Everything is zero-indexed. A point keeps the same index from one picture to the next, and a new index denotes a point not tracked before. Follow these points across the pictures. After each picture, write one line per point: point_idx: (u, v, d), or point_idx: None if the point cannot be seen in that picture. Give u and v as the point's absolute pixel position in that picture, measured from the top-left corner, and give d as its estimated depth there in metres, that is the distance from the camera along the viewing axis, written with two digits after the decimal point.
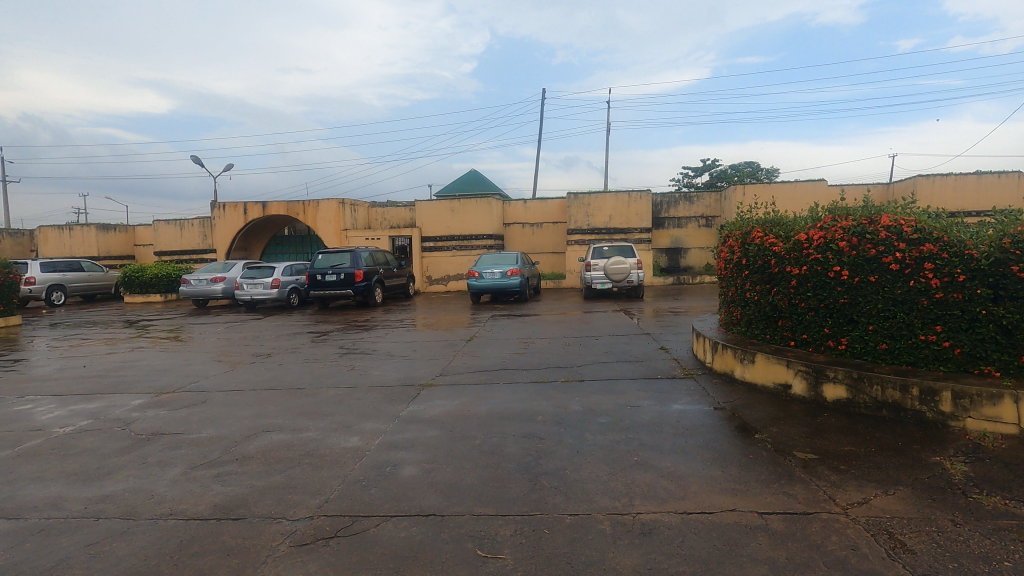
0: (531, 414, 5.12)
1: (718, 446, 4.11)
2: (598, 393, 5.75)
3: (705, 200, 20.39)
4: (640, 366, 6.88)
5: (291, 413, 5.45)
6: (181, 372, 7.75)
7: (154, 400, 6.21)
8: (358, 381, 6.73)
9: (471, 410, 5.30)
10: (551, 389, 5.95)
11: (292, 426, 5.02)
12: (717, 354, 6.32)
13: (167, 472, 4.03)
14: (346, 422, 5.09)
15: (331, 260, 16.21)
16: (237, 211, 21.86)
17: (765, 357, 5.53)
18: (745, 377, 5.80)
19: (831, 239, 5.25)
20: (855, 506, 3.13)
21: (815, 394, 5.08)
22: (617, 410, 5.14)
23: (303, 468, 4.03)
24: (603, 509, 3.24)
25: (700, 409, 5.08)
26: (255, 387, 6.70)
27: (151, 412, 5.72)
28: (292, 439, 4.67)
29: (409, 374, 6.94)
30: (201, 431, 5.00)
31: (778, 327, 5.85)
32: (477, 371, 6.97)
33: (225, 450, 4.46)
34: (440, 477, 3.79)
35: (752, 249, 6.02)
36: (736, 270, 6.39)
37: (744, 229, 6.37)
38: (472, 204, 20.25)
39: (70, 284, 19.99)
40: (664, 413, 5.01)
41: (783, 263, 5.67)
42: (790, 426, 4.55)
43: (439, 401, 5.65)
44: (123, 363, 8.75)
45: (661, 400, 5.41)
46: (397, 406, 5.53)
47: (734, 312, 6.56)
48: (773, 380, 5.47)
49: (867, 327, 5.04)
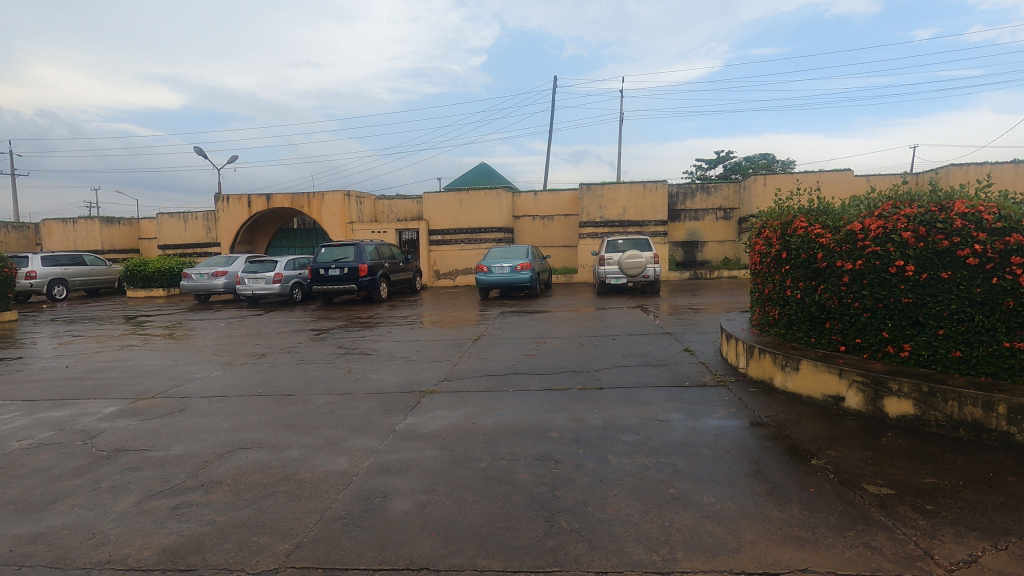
0: (544, 430, 4.47)
1: (771, 476, 3.43)
2: (619, 403, 5.09)
3: (723, 191, 19.58)
4: (665, 371, 6.21)
5: (275, 425, 4.85)
6: (167, 374, 7.19)
7: (129, 407, 5.63)
8: (354, 386, 6.12)
9: (477, 424, 4.67)
10: (566, 399, 5.29)
11: (274, 442, 4.41)
12: (752, 359, 5.64)
13: (118, 503, 3.44)
14: (334, 437, 4.48)
15: (335, 254, 15.61)
16: (241, 203, 21.36)
17: (813, 365, 4.84)
18: (787, 386, 5.12)
19: (893, 228, 4.54)
20: (962, 569, 2.46)
21: (875, 408, 4.39)
22: (644, 426, 4.47)
23: (277, 499, 3.41)
24: (637, 564, 2.60)
25: (739, 426, 4.40)
26: (242, 392, 6.12)
27: (123, 422, 5.15)
28: (269, 459, 4.06)
29: (410, 378, 6.33)
30: (173, 446, 4.43)
31: (826, 330, 5.15)
32: (484, 376, 6.31)
33: (191, 474, 3.86)
34: (436, 514, 3.16)
35: (794, 241, 5.35)
36: (775, 264, 5.70)
37: (783, 219, 5.69)
38: (480, 196, 19.60)
39: (71, 278, 19.59)
40: (698, 430, 4.34)
41: (832, 256, 5.00)
42: (851, 450, 3.85)
43: (440, 413, 5.01)
44: (108, 363, 8.20)
45: (693, 414, 4.73)
46: (393, 418, 4.91)
47: (771, 312, 5.87)
48: (823, 391, 4.77)
49: (937, 331, 4.33)
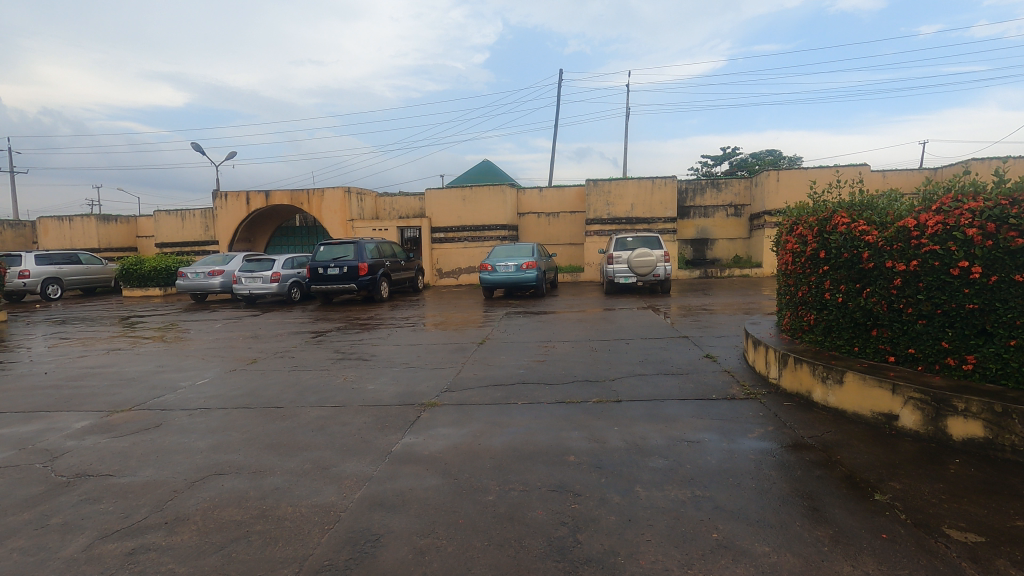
0: (559, 452, 3.96)
1: (831, 517, 2.91)
2: (641, 420, 4.57)
3: (734, 187, 19.02)
4: (687, 382, 5.67)
5: (258, 445, 4.35)
6: (149, 382, 6.70)
7: (102, 422, 5.14)
8: (348, 398, 5.62)
9: (483, 445, 4.16)
10: (581, 414, 4.78)
11: (255, 467, 3.91)
12: (786, 370, 5.11)
13: (65, 546, 2.94)
14: (324, 460, 3.98)
15: (334, 252, 15.12)
16: (239, 200, 20.89)
17: (859, 377, 4.32)
18: (828, 402, 4.60)
19: (955, 225, 4.01)
20: None
21: (935, 429, 3.88)
22: (673, 449, 3.95)
23: (250, 543, 2.91)
24: None
25: (780, 449, 3.87)
26: (226, 404, 5.61)
27: (92, 440, 4.66)
28: (246, 488, 3.56)
29: (409, 388, 5.83)
30: (141, 471, 3.93)
31: (871, 338, 4.63)
32: (490, 386, 5.79)
33: (156, 508, 3.35)
34: (439, 564, 2.66)
35: (835, 240, 4.84)
36: (812, 264, 5.19)
37: (821, 215, 5.18)
38: (484, 192, 19.07)
39: (66, 277, 19.14)
40: (735, 453, 3.82)
41: (881, 256, 4.48)
42: (918, 481, 3.32)
43: (443, 430, 4.51)
44: (91, 369, 7.72)
45: (727, 434, 4.20)
46: (391, 437, 4.41)
47: (805, 316, 5.36)
48: (872, 408, 4.25)
49: (1008, 342, 3.81)
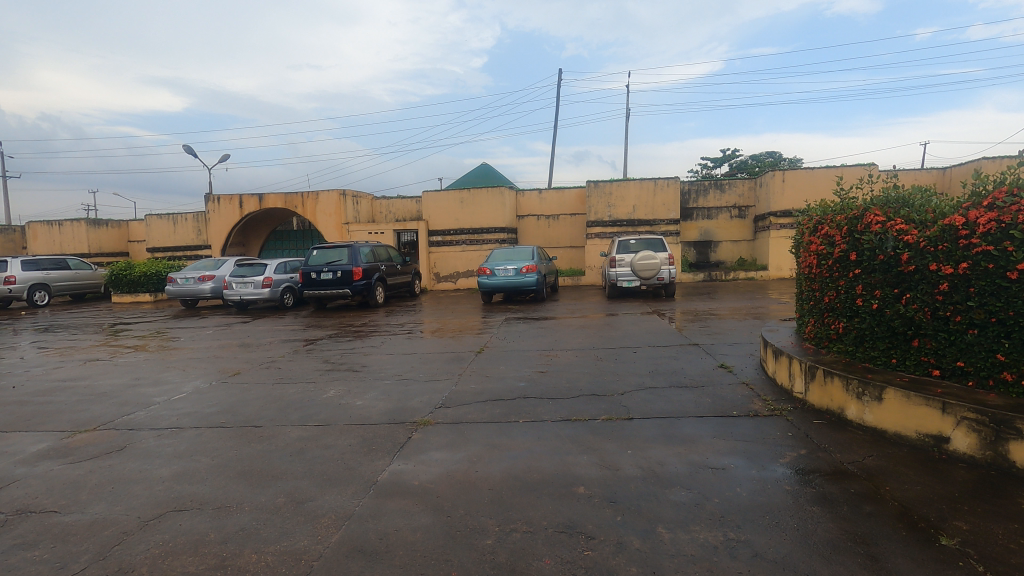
0: (566, 483, 3.48)
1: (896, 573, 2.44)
2: (656, 442, 4.10)
3: (738, 188, 18.61)
4: (704, 397, 5.19)
5: (228, 474, 3.86)
6: (122, 397, 6.21)
7: (60, 445, 4.66)
8: (333, 415, 5.14)
9: (479, 473, 3.68)
10: (590, 435, 4.31)
11: (221, 501, 3.43)
12: (814, 384, 4.64)
13: None
14: (302, 493, 3.51)
15: (328, 256, 14.63)
16: (232, 203, 20.41)
17: (902, 394, 3.86)
18: (865, 420, 4.13)
19: (1012, 222, 3.55)
20: None
21: (994, 454, 3.41)
22: (696, 478, 3.48)
23: None
24: None
25: (817, 479, 3.39)
26: (200, 423, 5.13)
27: (44, 467, 4.17)
28: (206, 530, 3.08)
29: (401, 404, 5.35)
30: (90, 507, 3.44)
31: (912, 349, 4.16)
32: (488, 401, 5.31)
33: (98, 556, 2.87)
34: None
35: (869, 240, 4.38)
36: (841, 267, 4.73)
37: (850, 213, 4.73)
38: (482, 195, 18.64)
39: (53, 283, 18.65)
40: (768, 484, 3.34)
41: (923, 257, 4.02)
42: (988, 520, 2.85)
43: (437, 454, 4.04)
44: (62, 382, 7.23)
45: (757, 459, 3.72)
46: (377, 463, 3.93)
47: (833, 324, 4.90)
48: (917, 429, 3.78)
49: None
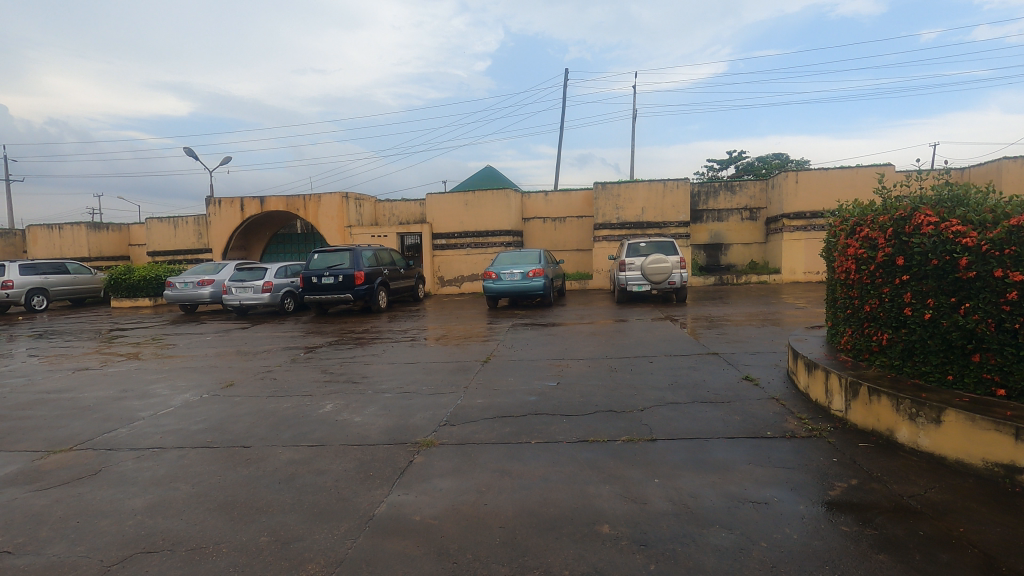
0: (589, 520, 3.06)
1: None
2: (686, 469, 3.67)
3: (749, 190, 18.13)
4: (733, 414, 4.75)
5: (206, 506, 3.44)
6: (105, 412, 5.82)
7: (30, 468, 4.26)
8: (329, 434, 4.74)
9: (489, 507, 3.26)
10: (610, 460, 3.88)
11: (195, 541, 3.02)
12: (857, 402, 4.19)
13: None
14: (289, 530, 3.10)
15: (329, 260, 14.26)
16: (233, 206, 20.11)
17: (964, 417, 3.42)
18: (920, 445, 3.69)
19: None
20: None
21: None
22: (736, 514, 3.05)
23: None
24: None
25: (877, 518, 2.94)
26: (185, 442, 4.73)
27: (7, 495, 3.77)
28: None
29: (402, 422, 4.94)
30: (48, 548, 3.03)
31: (972, 364, 3.73)
32: (497, 419, 4.89)
33: None
34: None
35: (920, 243, 3.94)
36: (885, 273, 4.29)
37: (895, 213, 4.28)
38: (488, 197, 18.24)
39: (52, 287, 18.36)
40: (820, 524, 2.91)
41: (986, 263, 3.60)
42: None
43: (441, 483, 3.62)
44: (46, 394, 6.85)
45: (804, 491, 3.28)
46: (374, 493, 3.51)
47: (875, 335, 4.45)
48: (984, 457, 3.35)
49: None
